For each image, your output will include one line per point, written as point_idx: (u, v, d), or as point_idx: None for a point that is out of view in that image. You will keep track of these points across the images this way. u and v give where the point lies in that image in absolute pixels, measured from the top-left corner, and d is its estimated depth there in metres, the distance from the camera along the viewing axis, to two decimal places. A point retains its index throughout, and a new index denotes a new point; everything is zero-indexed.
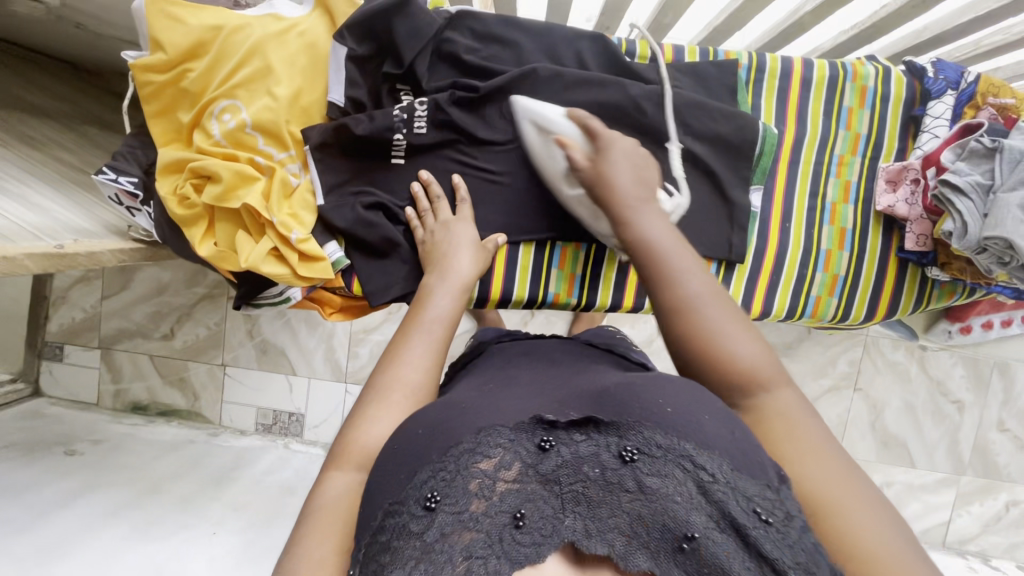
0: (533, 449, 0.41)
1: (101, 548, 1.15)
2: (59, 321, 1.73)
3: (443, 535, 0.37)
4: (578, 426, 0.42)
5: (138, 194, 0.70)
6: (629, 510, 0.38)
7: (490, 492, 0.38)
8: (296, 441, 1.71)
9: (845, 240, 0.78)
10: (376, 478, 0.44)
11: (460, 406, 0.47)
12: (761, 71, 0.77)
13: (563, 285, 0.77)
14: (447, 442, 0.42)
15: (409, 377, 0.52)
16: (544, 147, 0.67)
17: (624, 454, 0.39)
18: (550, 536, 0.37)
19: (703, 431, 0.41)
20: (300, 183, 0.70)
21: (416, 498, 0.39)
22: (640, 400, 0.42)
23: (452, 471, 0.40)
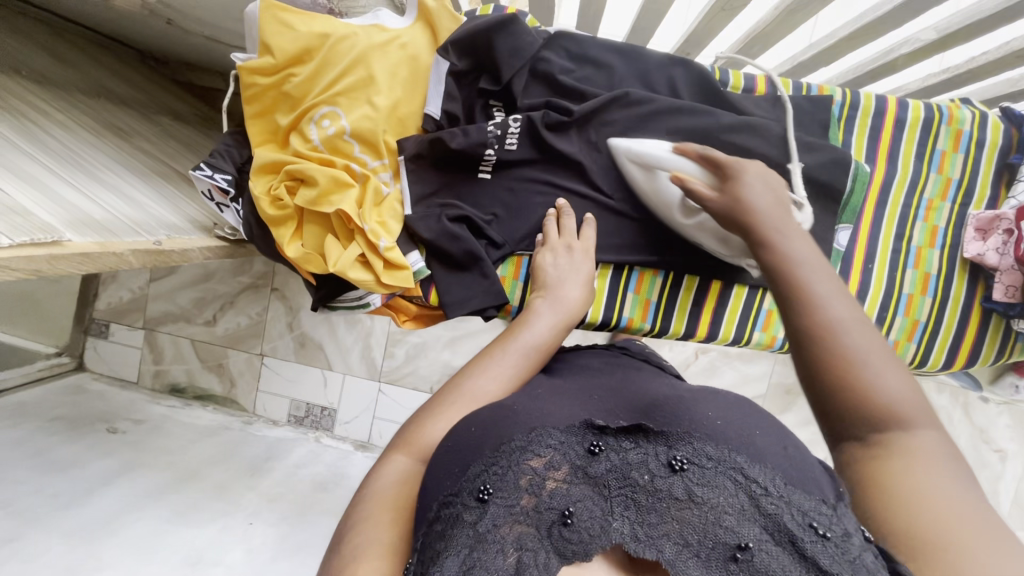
0: (583, 452, 0.43)
1: (143, 529, 1.15)
2: (107, 300, 1.77)
3: (495, 527, 0.38)
4: (627, 433, 0.44)
5: (229, 191, 0.72)
6: (679, 516, 0.39)
7: (540, 488, 0.40)
8: (327, 436, 1.73)
9: (928, 285, 0.77)
10: (430, 475, 0.45)
11: (510, 405, 0.48)
12: (855, 108, 0.76)
13: (637, 310, 0.77)
14: (499, 437, 0.43)
15: (487, 388, 0.54)
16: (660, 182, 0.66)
17: (674, 463, 0.41)
18: (599, 536, 0.38)
19: (756, 450, 0.43)
20: (390, 192, 0.71)
21: (471, 490, 0.41)
22: (690, 415, 0.45)
23: (505, 465, 0.41)
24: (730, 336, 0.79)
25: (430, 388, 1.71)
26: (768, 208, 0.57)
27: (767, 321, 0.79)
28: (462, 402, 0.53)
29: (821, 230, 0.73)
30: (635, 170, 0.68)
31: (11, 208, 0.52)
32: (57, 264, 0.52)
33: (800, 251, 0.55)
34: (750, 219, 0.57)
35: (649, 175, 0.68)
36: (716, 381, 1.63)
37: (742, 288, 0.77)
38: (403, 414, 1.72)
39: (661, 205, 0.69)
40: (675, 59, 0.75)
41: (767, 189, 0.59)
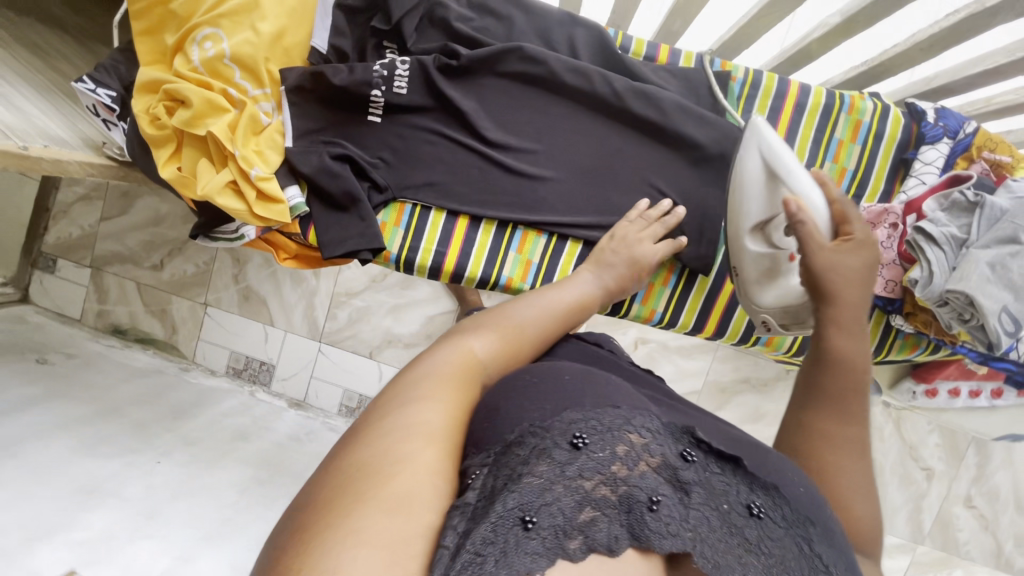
0: (678, 453, 0.47)
1: (45, 454, 1.13)
2: (57, 235, 1.76)
3: (581, 476, 0.41)
4: (722, 461, 0.49)
5: (113, 109, 0.71)
6: (745, 555, 0.44)
7: (633, 464, 0.43)
8: (263, 390, 1.74)
9: None
10: (507, 406, 0.48)
11: (602, 379, 0.52)
12: (756, 87, 0.75)
13: (517, 270, 0.77)
14: (607, 400, 0.47)
15: (528, 319, 0.59)
16: (761, 188, 0.69)
17: (753, 508, 0.48)
18: (674, 536, 0.41)
19: (826, 523, 0.50)
20: (272, 123, 0.70)
21: (563, 432, 0.43)
22: (784, 472, 0.52)
23: (605, 425, 0.44)
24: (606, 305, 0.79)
25: (369, 353, 1.71)
26: (851, 280, 0.62)
27: (648, 295, 0.82)
28: (504, 327, 0.57)
29: None
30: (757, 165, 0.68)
31: None
32: None
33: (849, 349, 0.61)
34: (836, 283, 0.62)
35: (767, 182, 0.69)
36: None
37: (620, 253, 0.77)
38: (341, 376, 1.72)
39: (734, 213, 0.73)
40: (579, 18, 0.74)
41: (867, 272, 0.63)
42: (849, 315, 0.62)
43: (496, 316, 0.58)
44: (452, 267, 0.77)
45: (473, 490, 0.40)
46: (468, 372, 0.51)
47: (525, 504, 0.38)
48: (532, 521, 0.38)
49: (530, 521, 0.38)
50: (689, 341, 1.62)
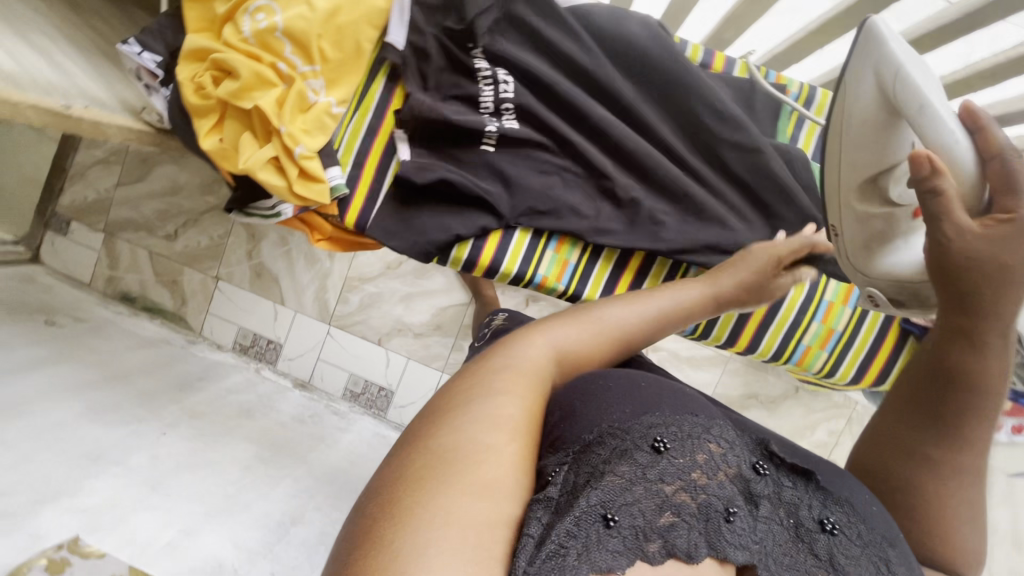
0: (751, 467, 0.56)
1: (52, 419, 1.12)
2: (72, 196, 1.74)
3: (661, 479, 0.49)
4: (791, 475, 0.58)
5: (157, 74, 0.70)
6: (812, 567, 0.53)
7: (712, 471, 0.51)
8: (268, 369, 1.73)
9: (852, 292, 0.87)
10: (581, 408, 0.55)
11: (683, 394, 0.60)
12: (808, 107, 0.84)
13: (554, 273, 0.84)
14: (687, 412, 0.55)
15: (618, 320, 0.62)
16: (880, 134, 0.66)
17: (825, 523, 0.56)
18: (744, 548, 0.48)
19: (899, 545, 0.58)
20: (320, 101, 0.68)
21: (644, 436, 0.51)
22: (854, 491, 0.61)
23: (686, 434, 0.53)
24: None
25: (378, 340, 1.70)
26: (987, 276, 0.58)
27: None
28: (594, 325, 0.61)
29: None
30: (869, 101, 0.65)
31: None
32: None
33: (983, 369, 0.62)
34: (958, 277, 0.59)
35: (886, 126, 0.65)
36: None
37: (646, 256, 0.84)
38: (348, 360, 1.72)
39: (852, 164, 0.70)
40: (645, 18, 0.77)
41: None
42: (983, 339, 0.62)
43: (585, 313, 0.62)
44: (487, 261, 0.81)
45: (555, 485, 0.46)
46: (545, 374, 0.54)
47: (606, 502, 0.45)
48: (613, 519, 0.44)
49: (610, 518, 0.44)
50: (700, 352, 1.62)
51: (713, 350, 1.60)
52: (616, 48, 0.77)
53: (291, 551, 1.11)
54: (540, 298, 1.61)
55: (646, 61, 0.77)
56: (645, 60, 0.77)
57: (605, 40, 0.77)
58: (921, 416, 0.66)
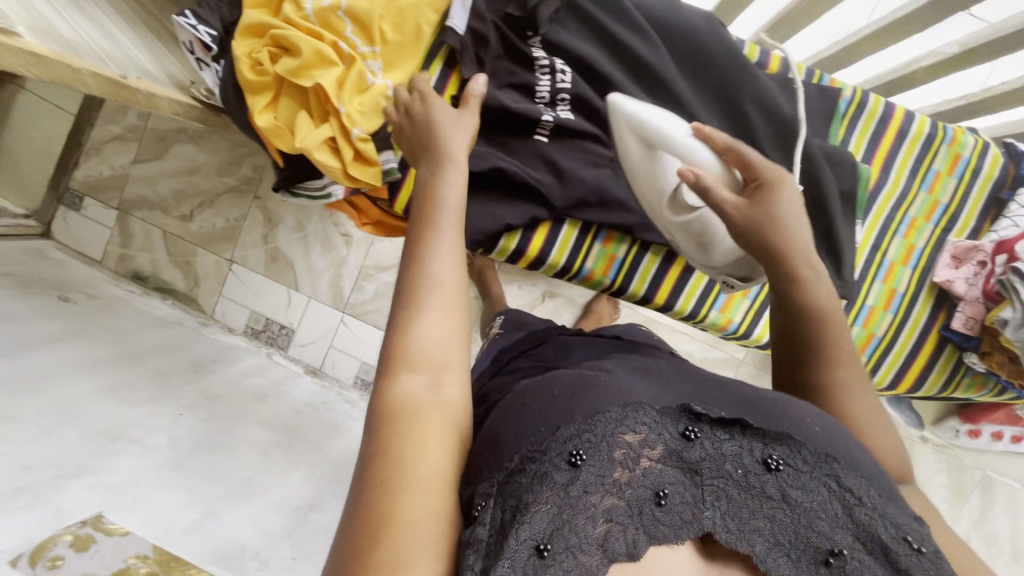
0: (680, 436, 0.53)
1: (71, 395, 1.10)
2: (86, 171, 1.72)
3: (585, 492, 0.48)
4: (724, 425, 0.54)
5: (211, 49, 0.69)
6: (771, 512, 0.52)
7: (634, 464, 0.50)
8: (279, 354, 1.72)
9: (893, 299, 0.98)
10: (500, 435, 0.53)
11: (595, 379, 0.56)
12: (861, 110, 0.89)
13: (599, 264, 0.92)
14: (591, 408, 0.51)
15: (446, 269, 0.56)
16: (650, 154, 0.77)
17: (769, 462, 0.53)
18: (688, 522, 0.50)
19: (851, 455, 0.56)
20: (377, 83, 0.67)
21: (560, 453, 0.49)
22: (791, 417, 0.57)
23: (599, 436, 0.50)
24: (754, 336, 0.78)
25: None
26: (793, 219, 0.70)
27: (725, 304, 1.01)
28: (435, 293, 0.55)
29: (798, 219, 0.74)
30: (632, 139, 0.78)
31: None
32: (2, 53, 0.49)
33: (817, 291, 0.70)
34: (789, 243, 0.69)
35: (648, 152, 0.78)
36: None
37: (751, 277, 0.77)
38: (360, 349, 1.70)
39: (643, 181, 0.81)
40: (705, 16, 0.83)
41: (796, 199, 0.71)
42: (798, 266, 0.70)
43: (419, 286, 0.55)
44: (535, 253, 0.88)
45: (483, 526, 0.46)
46: (435, 414, 0.51)
47: (537, 534, 0.45)
48: (547, 548, 0.44)
49: (545, 548, 0.44)
50: (714, 354, 1.62)
51: (726, 353, 1.61)
52: (680, 44, 0.83)
53: (309, 537, 1.12)
54: (556, 295, 1.61)
55: (707, 58, 0.83)
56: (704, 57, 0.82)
57: (670, 34, 0.82)
58: (800, 354, 0.70)
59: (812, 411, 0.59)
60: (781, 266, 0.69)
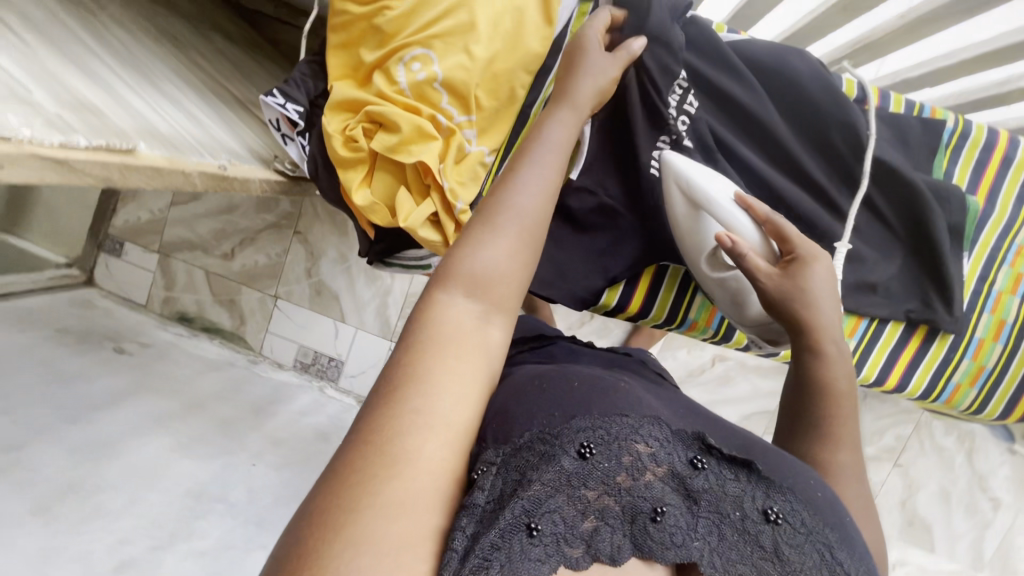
0: (686, 463, 0.43)
1: (148, 454, 1.11)
2: (125, 217, 1.72)
3: (582, 488, 0.39)
4: (733, 463, 0.44)
5: (298, 124, 0.68)
6: (760, 563, 0.41)
7: (638, 475, 0.41)
8: (331, 387, 1.71)
9: (1001, 331, 0.76)
10: (513, 405, 0.44)
11: (615, 384, 0.47)
12: (965, 137, 0.72)
13: (703, 314, 0.81)
14: (613, 407, 0.43)
15: (529, 205, 0.48)
16: (692, 217, 0.66)
17: (768, 513, 0.43)
18: (678, 547, 0.40)
19: (845, 531, 0.45)
20: (473, 151, 0.66)
21: (571, 440, 0.41)
22: (798, 475, 0.47)
23: (612, 435, 0.41)
24: (872, 377, 0.77)
25: None
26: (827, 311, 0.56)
27: None
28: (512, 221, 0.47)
29: (907, 255, 0.72)
30: (678, 197, 0.66)
31: (81, 105, 0.49)
32: (127, 173, 0.48)
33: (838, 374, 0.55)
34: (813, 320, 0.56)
35: (693, 213, 0.66)
36: (728, 390, 1.57)
37: (873, 322, 0.74)
38: None
39: (686, 239, 0.69)
40: (806, 57, 0.71)
41: (830, 282, 0.58)
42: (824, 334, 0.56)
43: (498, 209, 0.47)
44: (635, 306, 0.80)
45: (481, 491, 0.38)
46: (475, 338, 0.42)
47: (531, 509, 0.37)
48: (537, 527, 0.36)
49: (535, 527, 0.36)
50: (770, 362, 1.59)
51: None
52: (777, 89, 0.70)
53: None
54: None
55: (812, 106, 0.70)
56: (810, 106, 0.70)
57: (766, 77, 0.70)
58: (795, 417, 0.56)
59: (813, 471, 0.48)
60: (799, 337, 0.57)
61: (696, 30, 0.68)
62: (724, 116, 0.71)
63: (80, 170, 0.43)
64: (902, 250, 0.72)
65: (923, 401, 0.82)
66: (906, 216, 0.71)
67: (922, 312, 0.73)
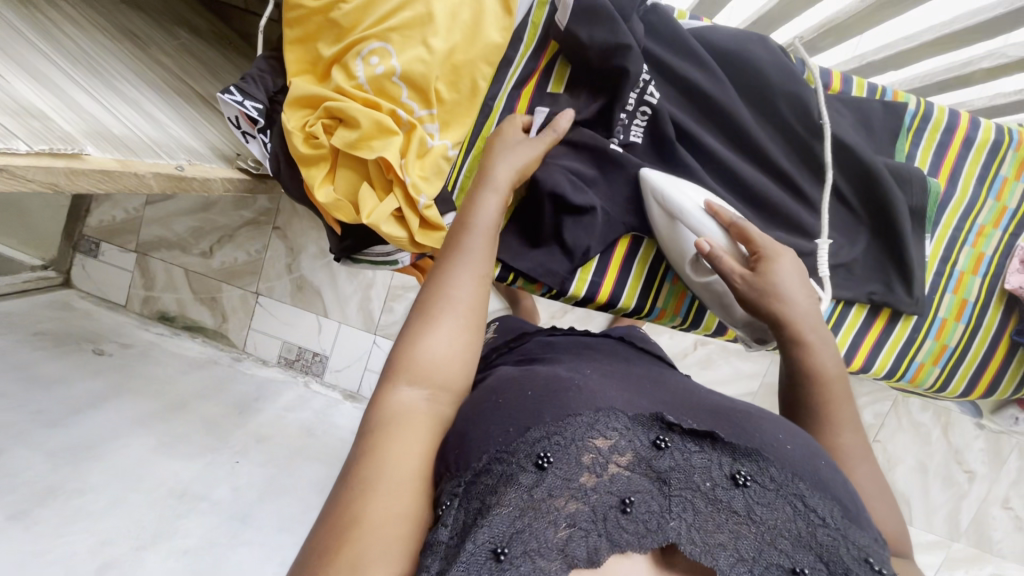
0: (648, 445, 0.47)
1: (131, 456, 1.11)
2: (99, 217, 1.70)
3: (550, 496, 0.42)
4: (695, 436, 0.48)
5: (258, 121, 0.66)
6: (735, 528, 0.44)
7: (601, 470, 0.44)
8: (316, 381, 1.72)
9: (963, 311, 0.79)
10: (473, 428, 0.47)
11: (569, 382, 0.51)
12: (926, 120, 0.74)
13: (671, 302, 0.82)
14: (564, 410, 0.47)
15: (459, 289, 0.54)
16: (668, 229, 0.69)
17: (736, 476, 0.47)
18: (653, 532, 0.43)
19: (818, 477, 0.49)
20: (436, 145, 0.65)
21: (528, 454, 0.44)
22: (761, 434, 0.50)
23: (568, 438, 0.45)
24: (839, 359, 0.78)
25: None
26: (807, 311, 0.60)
27: None
28: (450, 311, 0.53)
29: (873, 238, 0.73)
30: (656, 210, 0.69)
31: (26, 112, 0.47)
32: (75, 179, 0.47)
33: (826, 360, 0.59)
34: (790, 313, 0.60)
35: (670, 223, 0.68)
36: (708, 373, 1.59)
37: (839, 304, 0.75)
38: None
39: (670, 248, 0.71)
40: (767, 43, 0.71)
41: (798, 273, 0.62)
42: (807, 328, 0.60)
43: (436, 304, 0.53)
44: (605, 297, 0.79)
45: (445, 527, 0.42)
46: (419, 424, 0.48)
47: (496, 536, 0.39)
48: (504, 552, 0.39)
49: (503, 552, 0.39)
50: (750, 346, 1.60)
51: None
52: (739, 77, 0.71)
53: None
54: None
55: (769, 89, 0.70)
56: (771, 92, 0.70)
57: (726, 64, 0.70)
58: (797, 414, 0.59)
59: (785, 427, 0.52)
60: (782, 332, 0.60)
61: (656, 20, 0.68)
62: (687, 102, 0.71)
63: (24, 178, 0.42)
64: (867, 232, 0.73)
65: (888, 381, 0.83)
66: (867, 200, 0.72)
67: (884, 292, 0.74)
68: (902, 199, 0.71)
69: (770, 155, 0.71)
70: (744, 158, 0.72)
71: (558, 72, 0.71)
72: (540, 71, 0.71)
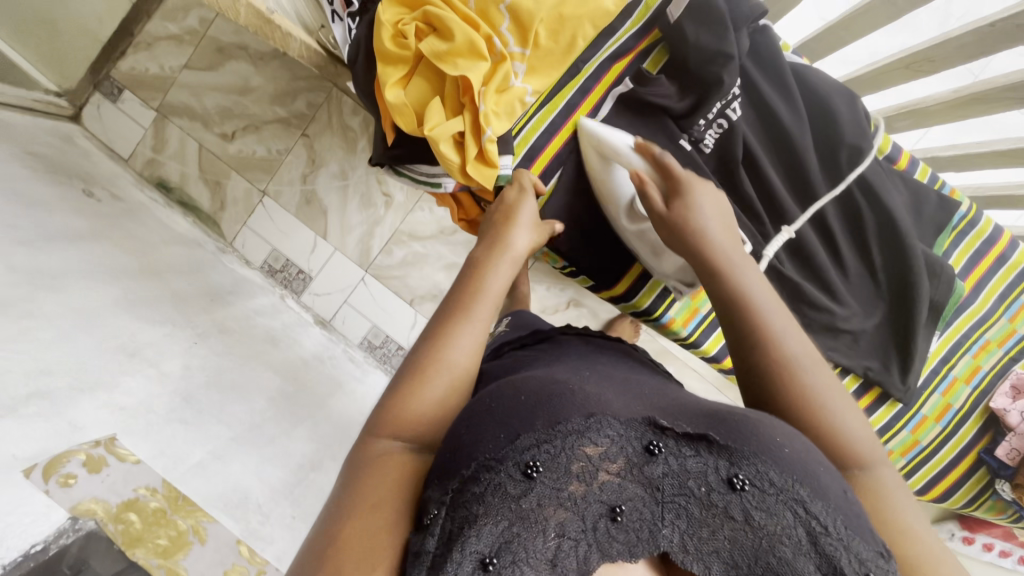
0: (642, 449, 0.49)
1: (95, 298, 1.06)
2: (132, 64, 1.64)
3: (539, 506, 0.46)
4: (690, 441, 0.50)
5: (352, 4, 0.74)
6: (730, 533, 0.48)
7: (591, 476, 0.48)
8: (292, 298, 1.68)
9: (946, 411, 1.07)
10: (466, 433, 0.50)
11: (561, 384, 0.53)
12: (971, 227, 0.98)
13: (680, 315, 1.03)
14: (552, 417, 0.49)
15: (457, 355, 0.61)
16: (601, 168, 0.84)
17: (733, 481, 0.48)
18: (644, 539, 0.47)
19: (819, 483, 0.49)
20: (515, 87, 0.72)
21: (516, 462, 0.47)
22: (760, 435, 0.50)
23: (559, 447, 0.48)
24: None
25: (410, 299, 1.67)
26: (713, 228, 0.70)
27: None
28: (443, 373, 0.60)
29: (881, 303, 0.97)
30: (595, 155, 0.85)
31: None
32: None
33: (752, 285, 0.65)
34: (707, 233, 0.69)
35: (604, 163, 0.84)
36: None
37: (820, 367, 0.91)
38: (374, 311, 1.68)
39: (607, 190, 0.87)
40: (849, 100, 0.91)
41: (708, 197, 0.73)
42: (731, 255, 0.68)
43: (430, 364, 0.60)
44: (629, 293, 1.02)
45: (433, 537, 0.44)
46: (400, 467, 0.53)
47: (484, 548, 0.43)
48: (492, 561, 0.43)
49: (491, 561, 0.43)
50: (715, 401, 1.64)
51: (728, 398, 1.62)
52: (816, 120, 0.93)
53: (308, 497, 1.12)
54: (581, 305, 1.62)
55: (835, 134, 0.92)
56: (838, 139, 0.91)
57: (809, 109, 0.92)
58: (738, 339, 0.63)
59: (785, 430, 0.52)
60: (706, 262, 0.68)
61: (762, 51, 0.89)
62: (763, 124, 0.92)
63: None
64: (895, 301, 0.96)
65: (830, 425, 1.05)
66: (896, 280, 0.95)
67: None
68: (921, 283, 0.93)
69: (814, 184, 0.93)
70: (790, 182, 0.94)
71: (655, 55, 0.87)
72: (636, 52, 0.87)
